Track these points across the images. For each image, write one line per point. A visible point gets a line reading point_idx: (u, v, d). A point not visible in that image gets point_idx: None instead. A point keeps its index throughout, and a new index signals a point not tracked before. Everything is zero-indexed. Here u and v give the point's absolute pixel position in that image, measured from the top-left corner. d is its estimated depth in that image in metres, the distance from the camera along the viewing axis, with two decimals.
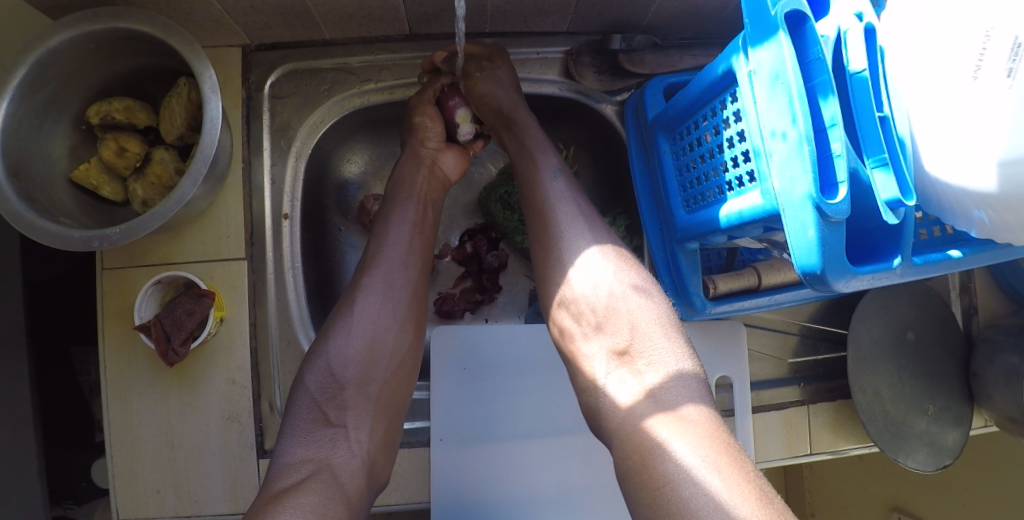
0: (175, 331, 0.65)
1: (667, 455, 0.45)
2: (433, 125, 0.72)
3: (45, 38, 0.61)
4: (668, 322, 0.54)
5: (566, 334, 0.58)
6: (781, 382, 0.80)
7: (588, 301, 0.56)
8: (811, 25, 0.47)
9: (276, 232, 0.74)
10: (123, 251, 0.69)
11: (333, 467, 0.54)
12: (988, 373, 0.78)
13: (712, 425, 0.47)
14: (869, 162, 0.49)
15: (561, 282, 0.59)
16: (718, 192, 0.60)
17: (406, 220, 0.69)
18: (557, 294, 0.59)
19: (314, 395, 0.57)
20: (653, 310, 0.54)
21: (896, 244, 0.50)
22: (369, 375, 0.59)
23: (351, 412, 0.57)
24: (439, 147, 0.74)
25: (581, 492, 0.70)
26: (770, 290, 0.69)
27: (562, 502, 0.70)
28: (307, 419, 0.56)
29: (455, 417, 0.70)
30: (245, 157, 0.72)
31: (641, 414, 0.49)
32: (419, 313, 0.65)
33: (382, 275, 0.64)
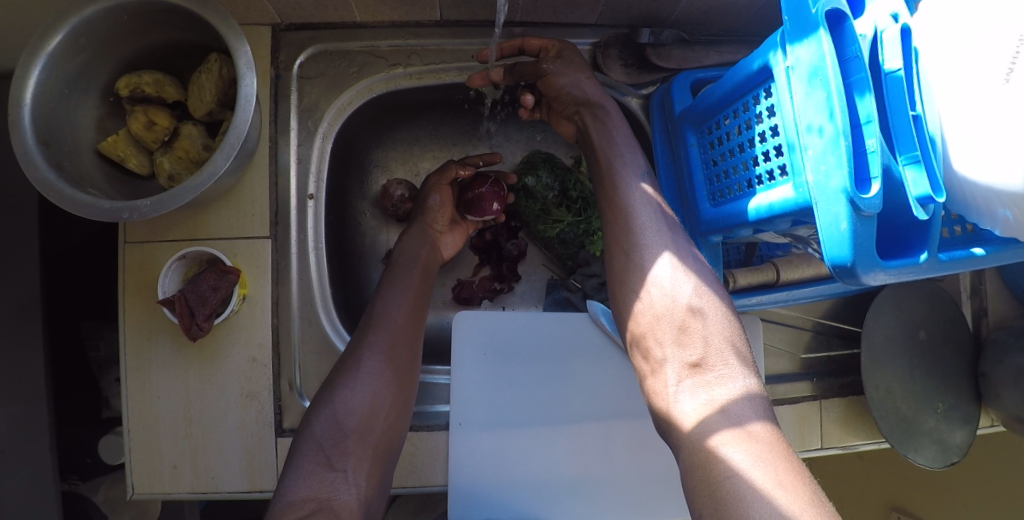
0: (199, 306, 0.64)
1: (726, 465, 0.46)
2: (440, 207, 0.77)
3: (80, 7, 0.61)
4: (742, 337, 0.55)
5: (642, 348, 0.58)
6: (794, 377, 0.82)
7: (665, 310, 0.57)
8: (850, 24, 0.48)
9: (300, 212, 0.74)
10: (148, 225, 0.69)
11: (335, 506, 0.53)
12: (997, 373, 0.80)
13: (775, 446, 0.46)
14: (901, 159, 0.50)
15: (639, 294, 0.60)
16: (746, 185, 0.61)
17: (407, 286, 0.69)
18: (633, 308, 0.60)
19: (319, 442, 0.57)
20: (728, 329, 0.54)
21: (924, 240, 0.51)
22: (370, 426, 0.59)
23: (351, 458, 0.57)
24: (444, 228, 0.78)
25: (597, 480, 0.71)
26: (787, 286, 0.73)
27: (578, 489, 0.70)
28: (310, 461, 0.55)
29: (475, 401, 0.71)
30: (272, 136, 0.72)
31: (705, 435, 0.48)
32: (411, 365, 0.65)
33: (388, 333, 0.65)
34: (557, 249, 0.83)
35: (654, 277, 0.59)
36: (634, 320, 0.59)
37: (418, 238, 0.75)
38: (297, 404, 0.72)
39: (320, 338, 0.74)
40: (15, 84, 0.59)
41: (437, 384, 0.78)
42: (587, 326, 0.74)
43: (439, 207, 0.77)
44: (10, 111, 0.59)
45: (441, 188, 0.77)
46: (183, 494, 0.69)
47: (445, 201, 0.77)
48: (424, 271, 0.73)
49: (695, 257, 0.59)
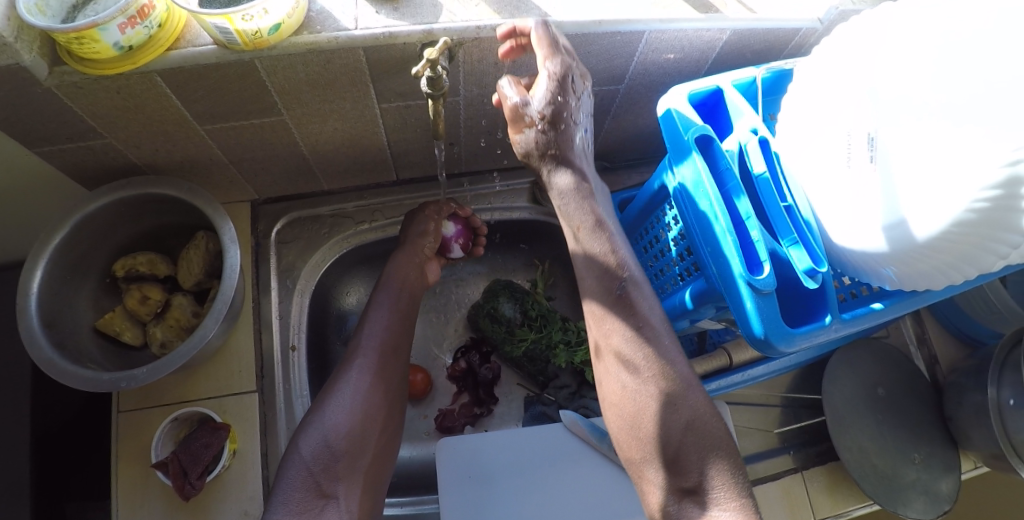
0: (192, 465, 0.67)
1: None
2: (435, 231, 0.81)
3: (83, 205, 0.70)
4: (712, 421, 0.58)
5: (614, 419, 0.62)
6: (773, 452, 0.84)
7: (638, 416, 0.58)
8: (717, 145, 0.60)
9: (284, 365, 0.79)
10: (140, 392, 0.74)
11: None
12: (961, 413, 0.85)
13: None
14: (783, 242, 0.59)
15: (613, 396, 0.61)
16: (676, 281, 0.70)
17: (392, 314, 0.76)
18: (608, 391, 0.61)
19: (310, 469, 0.63)
20: (697, 422, 0.58)
21: (825, 305, 0.58)
22: (360, 447, 0.66)
23: (342, 484, 0.63)
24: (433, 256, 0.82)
25: None
26: (741, 367, 0.79)
27: None
28: (299, 489, 0.61)
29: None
30: (255, 297, 0.80)
31: None
32: (396, 421, 0.71)
33: (373, 358, 0.72)
34: (528, 367, 0.88)
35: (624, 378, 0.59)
36: (614, 420, 0.61)
37: (408, 261, 0.79)
38: None
39: None
40: (23, 276, 0.67)
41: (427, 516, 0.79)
42: (563, 432, 0.78)
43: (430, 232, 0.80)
44: (18, 301, 0.66)
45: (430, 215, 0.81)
46: None
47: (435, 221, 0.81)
48: (412, 296, 0.79)
49: (659, 349, 0.60)
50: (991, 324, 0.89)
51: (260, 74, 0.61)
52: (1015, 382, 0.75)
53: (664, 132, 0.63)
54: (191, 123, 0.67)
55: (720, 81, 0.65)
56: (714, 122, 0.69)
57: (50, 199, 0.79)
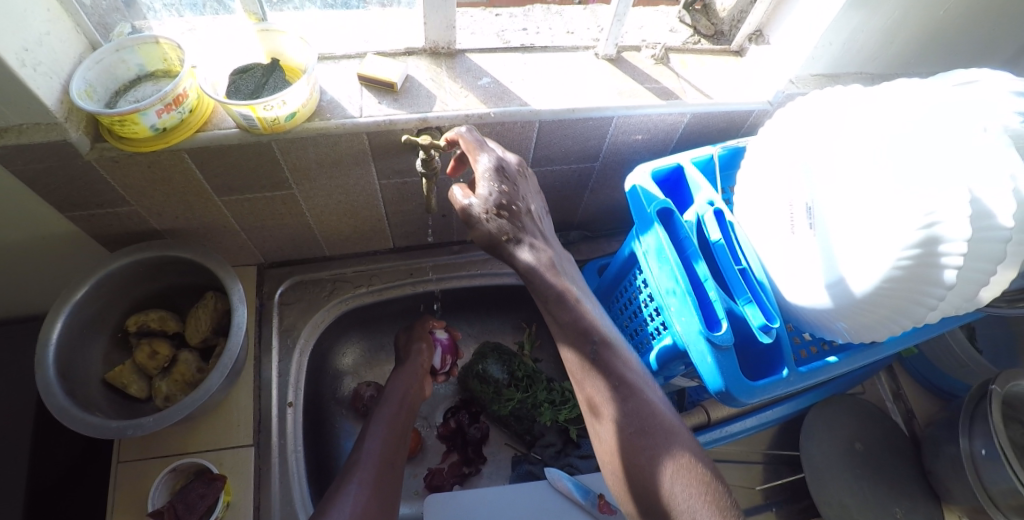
0: (186, 515, 0.69)
1: None
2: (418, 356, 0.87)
3: (105, 264, 0.77)
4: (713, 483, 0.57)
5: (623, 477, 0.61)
6: (756, 509, 0.86)
7: (637, 483, 0.59)
8: (677, 217, 0.68)
9: (280, 420, 0.82)
10: (141, 443, 0.78)
11: None
12: (939, 466, 0.87)
13: None
14: (739, 301, 0.64)
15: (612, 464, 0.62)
16: (649, 340, 0.75)
17: (389, 422, 0.77)
18: (607, 459, 0.63)
19: None
20: (699, 486, 0.57)
21: (782, 359, 0.64)
22: None
23: None
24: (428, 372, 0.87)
25: None
26: (719, 424, 0.83)
27: None
28: None
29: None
30: (257, 356, 0.85)
31: None
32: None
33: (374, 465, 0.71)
34: (515, 425, 0.90)
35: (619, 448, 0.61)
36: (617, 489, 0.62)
37: (409, 376, 0.84)
38: None
39: None
40: (45, 329, 0.73)
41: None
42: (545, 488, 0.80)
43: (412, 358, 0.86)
44: (38, 352, 0.71)
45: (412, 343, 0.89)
46: None
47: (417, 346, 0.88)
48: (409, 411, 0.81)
49: (649, 415, 0.61)
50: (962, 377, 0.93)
51: (275, 153, 0.70)
52: (984, 433, 0.78)
53: (631, 205, 0.70)
54: (210, 195, 0.75)
55: (680, 160, 0.74)
56: (677, 197, 0.78)
57: (74, 260, 0.87)
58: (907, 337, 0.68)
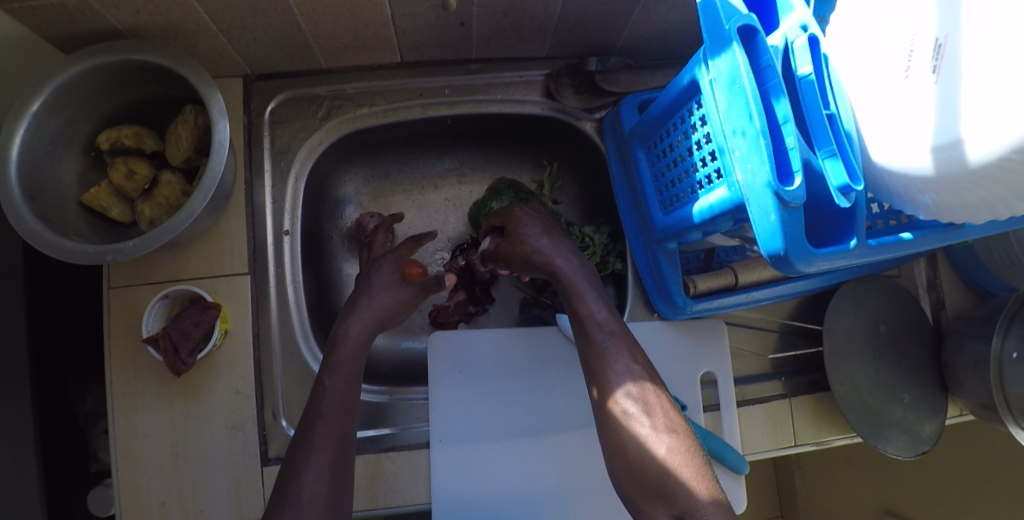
0: (182, 342, 0.68)
1: None
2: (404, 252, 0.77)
3: (62, 69, 0.65)
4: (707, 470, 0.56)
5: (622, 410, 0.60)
6: (763, 376, 0.83)
7: (638, 456, 0.57)
8: (762, 37, 0.52)
9: (277, 247, 0.77)
10: (131, 270, 0.73)
11: None
12: (959, 360, 0.83)
13: None
14: (819, 153, 0.54)
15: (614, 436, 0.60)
16: (691, 191, 0.64)
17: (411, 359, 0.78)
18: (609, 436, 0.60)
19: None
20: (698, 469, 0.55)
21: (852, 227, 0.55)
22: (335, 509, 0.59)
23: None
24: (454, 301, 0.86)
25: (579, 486, 0.73)
26: (746, 287, 0.76)
27: (561, 498, 0.73)
28: None
29: (453, 418, 0.73)
30: (248, 179, 0.76)
31: None
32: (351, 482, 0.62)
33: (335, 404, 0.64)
34: None
35: (624, 426, 0.59)
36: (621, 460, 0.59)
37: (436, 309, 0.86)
38: (281, 433, 0.74)
39: (302, 367, 0.76)
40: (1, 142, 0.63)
41: (408, 405, 0.79)
42: (549, 335, 0.77)
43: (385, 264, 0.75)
44: None
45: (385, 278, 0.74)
46: None
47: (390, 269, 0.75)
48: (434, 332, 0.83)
49: (654, 398, 0.59)
50: (1006, 276, 0.85)
51: None
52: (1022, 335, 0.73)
53: (702, 18, 0.55)
54: None
55: None
56: (759, 14, 0.61)
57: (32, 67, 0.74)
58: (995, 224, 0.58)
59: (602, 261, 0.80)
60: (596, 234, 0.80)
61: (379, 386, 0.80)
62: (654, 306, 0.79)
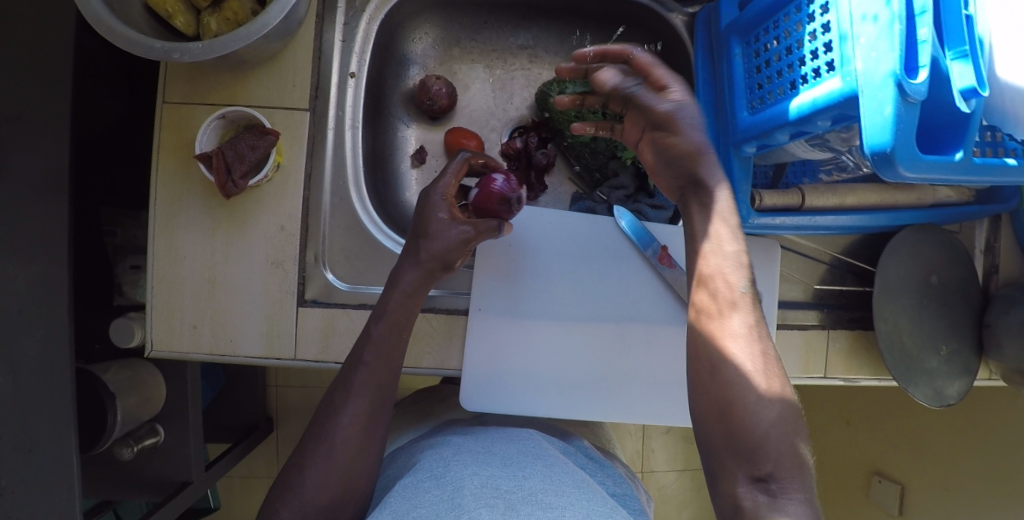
0: (235, 164, 0.66)
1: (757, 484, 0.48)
2: (449, 187, 0.69)
3: None
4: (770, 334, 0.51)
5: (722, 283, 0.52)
6: (805, 305, 0.82)
7: (718, 284, 0.52)
8: None
9: (341, 89, 0.73)
10: (189, 87, 0.70)
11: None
12: (1001, 323, 0.80)
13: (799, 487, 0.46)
14: (949, 52, 0.49)
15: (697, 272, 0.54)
16: (789, 88, 0.59)
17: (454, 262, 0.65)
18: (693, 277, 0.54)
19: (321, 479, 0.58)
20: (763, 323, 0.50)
21: (960, 139, 0.50)
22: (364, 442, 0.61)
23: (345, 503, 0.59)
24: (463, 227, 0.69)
25: (609, 377, 0.73)
26: (810, 211, 0.75)
27: (589, 385, 0.73)
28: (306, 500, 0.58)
29: (492, 291, 0.73)
30: (319, 13, 0.71)
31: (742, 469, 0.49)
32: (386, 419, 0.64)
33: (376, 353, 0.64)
34: (586, 160, 0.81)
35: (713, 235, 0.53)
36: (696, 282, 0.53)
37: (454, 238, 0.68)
38: (322, 277, 0.72)
39: (348, 213, 0.73)
40: None
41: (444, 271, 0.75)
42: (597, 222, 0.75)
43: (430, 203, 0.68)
44: None
45: (432, 220, 0.67)
46: (200, 353, 0.72)
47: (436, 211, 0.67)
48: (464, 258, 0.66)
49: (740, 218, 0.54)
50: None
51: None
52: None
53: None
54: None
55: None
56: None
57: None
58: None
59: None
60: None
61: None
62: None
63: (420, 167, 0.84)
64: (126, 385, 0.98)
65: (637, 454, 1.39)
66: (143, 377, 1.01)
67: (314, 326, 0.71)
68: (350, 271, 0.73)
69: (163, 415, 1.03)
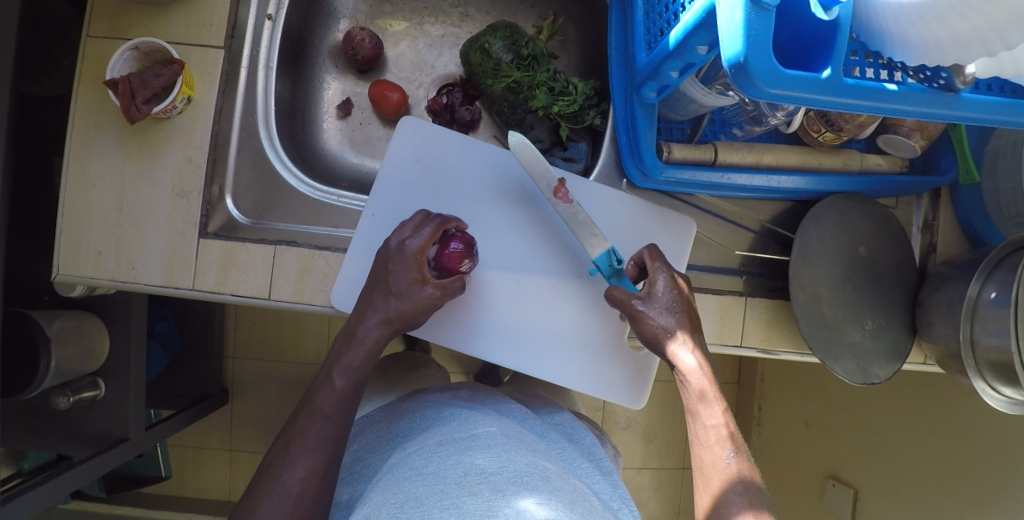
0: (140, 89, 0.67)
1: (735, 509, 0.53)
2: (421, 245, 0.66)
3: None
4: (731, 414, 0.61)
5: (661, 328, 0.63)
6: (724, 271, 0.79)
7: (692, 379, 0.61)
8: None
9: (258, 31, 0.75)
10: (111, 21, 0.71)
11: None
12: (933, 300, 0.76)
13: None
14: None
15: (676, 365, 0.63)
16: (673, 20, 0.59)
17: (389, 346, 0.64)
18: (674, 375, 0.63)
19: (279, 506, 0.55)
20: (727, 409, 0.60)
21: (829, 57, 0.48)
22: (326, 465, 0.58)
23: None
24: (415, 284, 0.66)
25: (484, 307, 0.75)
26: (723, 168, 0.72)
27: (463, 307, 0.74)
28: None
29: (393, 202, 0.75)
30: None
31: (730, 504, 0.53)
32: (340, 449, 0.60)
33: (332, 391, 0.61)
34: (506, 114, 0.81)
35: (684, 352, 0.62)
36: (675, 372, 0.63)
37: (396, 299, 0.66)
38: (226, 210, 0.73)
39: (257, 152, 0.75)
40: None
41: (349, 210, 0.77)
42: (517, 169, 0.76)
43: (402, 264, 0.65)
44: None
45: (400, 284, 0.65)
46: (104, 280, 0.71)
47: (408, 272, 0.65)
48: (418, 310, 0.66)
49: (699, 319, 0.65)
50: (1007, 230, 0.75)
51: None
52: (1005, 279, 0.67)
53: None
54: None
55: None
56: None
57: None
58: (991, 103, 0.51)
59: (580, 113, 0.77)
60: (581, 83, 0.77)
61: (337, 189, 0.79)
62: (625, 169, 0.76)
63: (345, 118, 0.86)
64: (70, 334, 0.91)
65: None
66: (88, 329, 0.94)
67: (211, 259, 0.71)
68: (254, 207, 0.75)
69: (108, 369, 0.97)
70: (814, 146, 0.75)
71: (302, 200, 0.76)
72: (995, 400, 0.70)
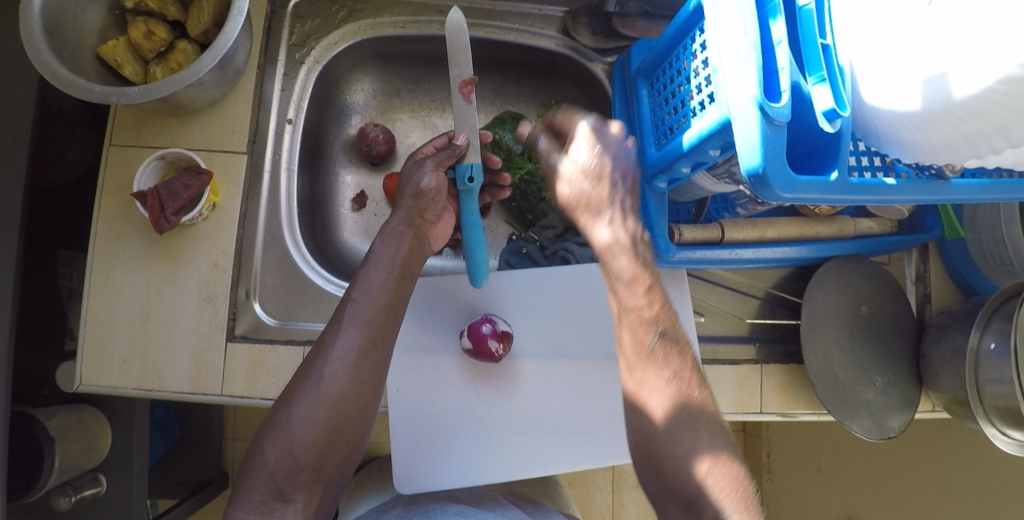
0: (169, 200, 0.69)
1: None
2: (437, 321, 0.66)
3: None
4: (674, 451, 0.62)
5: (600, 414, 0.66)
6: (737, 339, 0.83)
7: None
8: None
9: (279, 134, 0.78)
10: (135, 131, 0.73)
11: None
12: (936, 352, 0.80)
13: None
14: (810, 78, 0.52)
15: None
16: (682, 122, 0.64)
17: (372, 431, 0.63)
18: None
19: None
20: None
21: (834, 161, 0.53)
22: None
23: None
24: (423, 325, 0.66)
25: (542, 421, 0.76)
26: (731, 244, 0.76)
27: (525, 430, 0.76)
28: None
29: (411, 368, 0.76)
30: (260, 64, 0.77)
31: None
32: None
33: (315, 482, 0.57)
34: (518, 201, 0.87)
35: None
36: None
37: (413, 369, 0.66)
38: (252, 312, 0.74)
39: (281, 251, 0.76)
40: None
41: None
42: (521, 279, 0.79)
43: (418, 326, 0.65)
44: None
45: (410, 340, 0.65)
46: (128, 388, 0.70)
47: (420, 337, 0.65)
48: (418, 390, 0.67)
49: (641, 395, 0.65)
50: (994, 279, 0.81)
51: None
52: (1002, 328, 0.71)
53: None
54: None
55: None
56: None
57: None
58: (977, 189, 0.56)
59: None
60: None
61: None
62: None
63: (360, 210, 0.90)
64: (71, 430, 0.88)
65: (608, 510, 1.34)
66: (90, 424, 0.90)
67: (241, 362, 0.71)
68: (281, 307, 0.76)
69: (110, 463, 0.92)
70: (810, 215, 0.78)
71: (331, 298, 0.77)
72: (1006, 445, 0.73)
